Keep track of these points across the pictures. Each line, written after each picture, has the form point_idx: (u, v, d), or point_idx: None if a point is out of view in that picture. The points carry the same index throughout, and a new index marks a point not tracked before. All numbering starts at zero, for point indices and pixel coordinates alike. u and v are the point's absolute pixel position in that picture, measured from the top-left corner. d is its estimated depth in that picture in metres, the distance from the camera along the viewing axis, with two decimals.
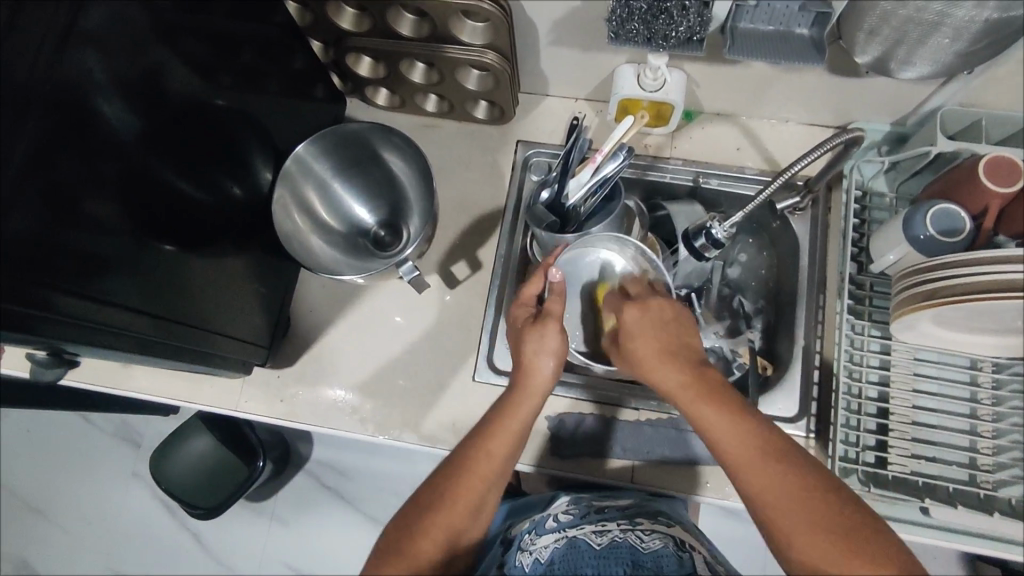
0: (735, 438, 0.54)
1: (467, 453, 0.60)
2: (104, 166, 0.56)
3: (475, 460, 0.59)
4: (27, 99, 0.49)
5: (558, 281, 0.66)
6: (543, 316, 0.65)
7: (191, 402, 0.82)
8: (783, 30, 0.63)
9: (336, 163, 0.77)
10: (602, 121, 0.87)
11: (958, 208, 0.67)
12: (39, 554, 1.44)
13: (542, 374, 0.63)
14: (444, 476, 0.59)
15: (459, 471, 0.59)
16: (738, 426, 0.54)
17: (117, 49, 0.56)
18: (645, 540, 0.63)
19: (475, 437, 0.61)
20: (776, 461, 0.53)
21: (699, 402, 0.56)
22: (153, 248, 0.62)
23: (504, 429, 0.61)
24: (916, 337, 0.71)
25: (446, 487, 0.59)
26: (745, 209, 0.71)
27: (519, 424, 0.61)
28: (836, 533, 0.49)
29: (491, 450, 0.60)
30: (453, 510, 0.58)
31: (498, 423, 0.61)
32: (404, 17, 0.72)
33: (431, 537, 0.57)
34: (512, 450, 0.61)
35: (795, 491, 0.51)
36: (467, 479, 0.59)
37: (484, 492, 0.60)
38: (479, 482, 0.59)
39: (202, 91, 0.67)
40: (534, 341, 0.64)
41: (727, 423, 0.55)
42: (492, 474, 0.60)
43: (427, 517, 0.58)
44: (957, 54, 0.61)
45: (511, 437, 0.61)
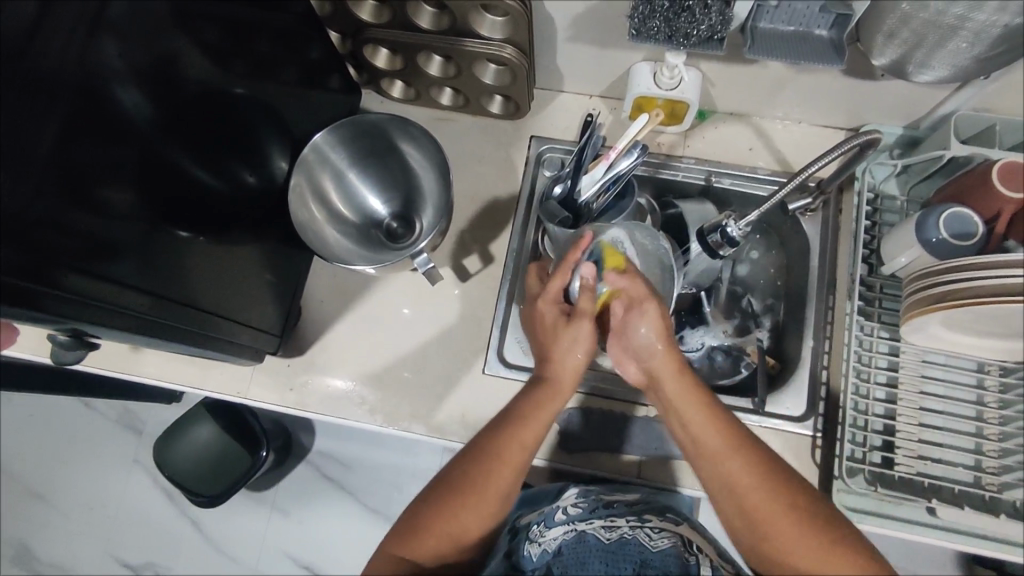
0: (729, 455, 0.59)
1: (498, 442, 0.63)
2: (121, 150, 0.56)
3: (505, 448, 0.62)
4: (43, 84, 0.49)
5: (592, 279, 0.63)
6: (574, 313, 0.64)
7: (200, 388, 0.82)
8: (802, 30, 0.64)
9: (353, 154, 0.77)
10: (616, 118, 0.87)
11: (970, 212, 0.68)
12: (38, 539, 1.44)
13: (570, 367, 0.65)
14: (472, 463, 0.62)
15: (490, 459, 0.62)
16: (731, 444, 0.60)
17: (142, 35, 0.56)
18: (653, 537, 0.64)
19: (507, 425, 0.63)
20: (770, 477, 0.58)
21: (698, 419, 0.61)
22: (169, 233, 0.62)
23: (536, 419, 0.64)
24: (925, 340, 0.72)
25: (473, 473, 0.62)
26: (761, 207, 0.71)
27: (546, 417, 0.64)
28: (803, 525, 0.56)
29: (523, 439, 0.63)
30: (484, 496, 0.62)
31: (527, 414, 0.63)
32: (424, 9, 0.72)
33: (462, 519, 0.61)
34: (541, 439, 0.64)
35: (770, 489, 0.58)
36: (498, 468, 0.62)
37: (514, 479, 0.63)
38: (510, 470, 0.62)
39: (221, 78, 0.67)
40: (565, 339, 0.64)
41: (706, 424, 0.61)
42: (521, 462, 0.63)
43: (455, 503, 0.61)
44: (975, 59, 0.61)
45: (539, 425, 0.64)
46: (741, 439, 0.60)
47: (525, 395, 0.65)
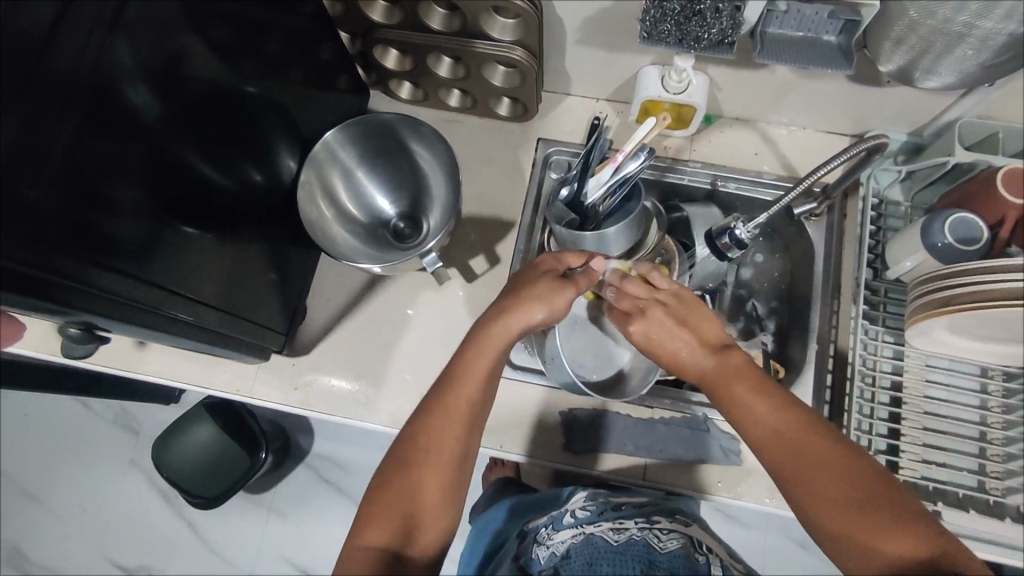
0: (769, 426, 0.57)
1: (443, 395, 0.60)
2: (131, 146, 0.56)
3: (447, 403, 0.59)
4: (54, 83, 0.49)
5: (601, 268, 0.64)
6: (566, 281, 0.63)
7: (204, 387, 0.82)
8: (811, 36, 0.65)
9: (363, 153, 0.78)
10: (623, 121, 0.88)
11: (975, 217, 0.69)
12: (31, 541, 1.42)
13: (530, 318, 0.61)
14: (420, 426, 0.59)
15: (438, 414, 0.59)
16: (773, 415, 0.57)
17: (155, 32, 0.56)
18: (662, 539, 0.63)
19: (451, 377, 0.60)
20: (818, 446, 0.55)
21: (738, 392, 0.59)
22: (179, 230, 0.62)
23: (480, 368, 0.61)
24: (930, 344, 0.72)
25: (422, 436, 0.59)
26: (769, 210, 0.72)
27: (487, 362, 0.61)
28: (848, 491, 0.52)
29: (469, 389, 0.60)
30: (439, 455, 0.58)
31: (467, 365, 0.61)
32: (435, 11, 0.73)
33: (423, 489, 0.57)
34: (489, 386, 0.61)
35: (816, 457, 0.54)
36: (448, 421, 0.59)
37: (467, 433, 0.60)
38: (461, 421, 0.59)
39: (231, 77, 0.67)
40: (538, 292, 0.62)
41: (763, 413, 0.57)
42: (468, 411, 0.60)
43: (411, 470, 0.58)
44: (981, 66, 0.62)
45: (489, 372, 0.61)
46: (808, 429, 0.56)
47: (469, 344, 0.62)
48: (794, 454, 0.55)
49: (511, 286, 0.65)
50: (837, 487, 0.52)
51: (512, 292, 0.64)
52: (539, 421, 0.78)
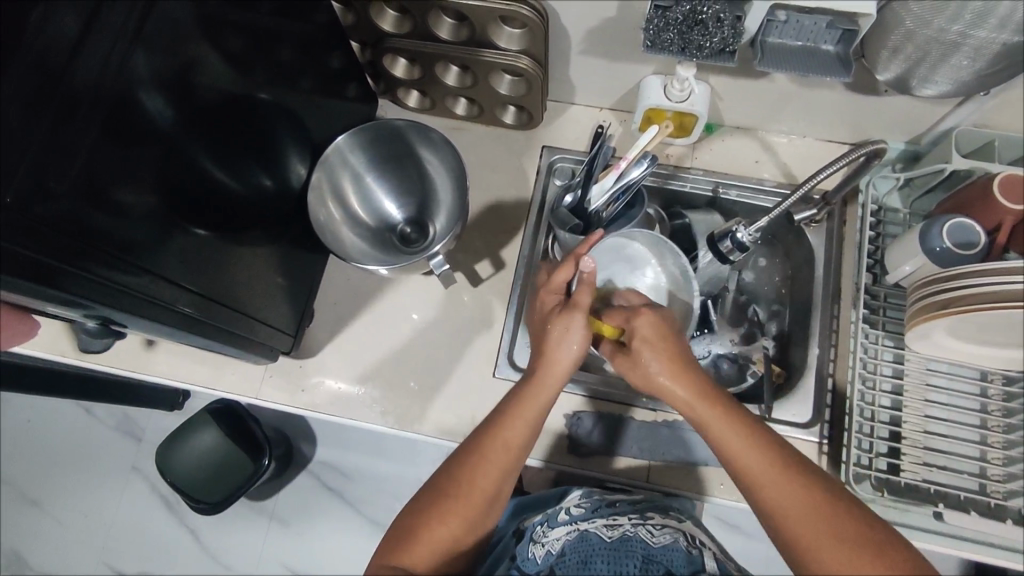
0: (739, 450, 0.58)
1: (482, 439, 0.64)
2: (150, 150, 0.58)
3: (490, 445, 0.63)
4: (79, 91, 0.51)
5: (591, 272, 0.67)
6: (571, 305, 0.66)
7: (212, 388, 0.82)
8: (810, 45, 0.66)
9: (374, 158, 0.80)
10: (626, 130, 0.89)
11: (972, 222, 0.70)
12: (33, 547, 1.42)
13: (560, 363, 0.66)
14: (460, 461, 0.63)
15: (475, 456, 0.63)
16: (744, 440, 0.59)
17: (171, 41, 0.58)
18: (655, 534, 0.65)
19: (493, 424, 0.64)
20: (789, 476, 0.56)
21: (711, 417, 0.60)
22: (193, 232, 0.64)
23: (522, 418, 0.64)
24: (929, 348, 0.73)
25: (463, 471, 0.63)
26: (770, 215, 0.73)
27: (533, 413, 0.65)
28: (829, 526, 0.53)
29: (509, 438, 0.64)
30: (472, 496, 0.62)
31: (513, 411, 0.64)
32: (443, 21, 0.75)
33: (449, 524, 0.61)
34: (528, 437, 0.65)
35: (791, 490, 0.56)
36: (484, 464, 0.63)
37: (500, 479, 0.64)
38: (496, 466, 0.63)
39: (244, 85, 0.69)
40: (557, 329, 0.66)
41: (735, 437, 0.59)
42: (510, 458, 0.64)
43: (445, 502, 0.62)
44: (976, 75, 0.64)
45: (527, 422, 0.64)
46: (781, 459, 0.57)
47: (514, 392, 0.66)
48: (773, 485, 0.56)
49: (540, 317, 0.70)
50: (806, 514, 0.54)
51: (542, 322, 0.69)
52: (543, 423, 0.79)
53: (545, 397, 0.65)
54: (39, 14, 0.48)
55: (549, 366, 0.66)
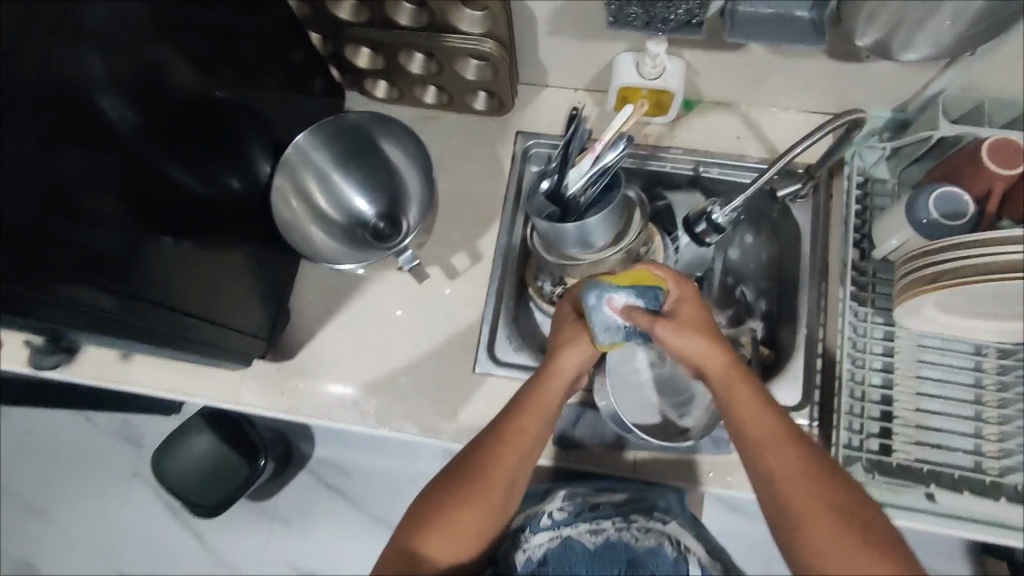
0: (756, 421, 0.57)
1: (497, 433, 0.62)
2: (103, 157, 0.55)
3: (505, 438, 0.61)
4: (18, 92, 0.48)
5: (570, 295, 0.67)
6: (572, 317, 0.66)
7: (191, 395, 0.81)
8: (782, 13, 0.63)
9: (338, 155, 0.78)
10: (602, 111, 0.86)
11: (961, 191, 0.67)
12: (40, 555, 1.43)
13: (577, 360, 0.64)
14: (473, 453, 0.62)
15: (493, 448, 0.61)
16: (760, 413, 0.57)
17: (121, 42, 0.55)
18: (641, 538, 0.70)
19: (506, 419, 0.62)
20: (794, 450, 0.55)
21: (734, 387, 0.58)
22: (157, 242, 0.61)
23: (536, 411, 0.63)
24: (920, 324, 0.70)
25: (478, 464, 0.61)
26: (744, 193, 0.70)
27: (548, 406, 0.63)
28: (825, 504, 0.53)
29: (525, 429, 0.62)
30: (490, 487, 0.60)
31: (528, 405, 0.63)
32: (403, 7, 0.73)
33: (468, 516, 0.60)
34: (543, 428, 0.63)
35: (797, 464, 0.55)
36: (502, 456, 0.61)
37: (515, 473, 0.62)
38: (513, 457, 0.61)
39: (204, 84, 0.66)
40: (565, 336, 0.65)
41: (759, 421, 0.57)
42: (525, 452, 0.62)
43: (459, 494, 0.60)
44: (960, 36, 0.60)
45: (545, 416, 0.63)
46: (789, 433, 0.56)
47: (529, 385, 0.64)
48: (780, 459, 0.55)
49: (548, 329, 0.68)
50: (811, 501, 0.53)
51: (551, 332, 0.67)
52: None
53: (559, 390, 0.64)
54: None
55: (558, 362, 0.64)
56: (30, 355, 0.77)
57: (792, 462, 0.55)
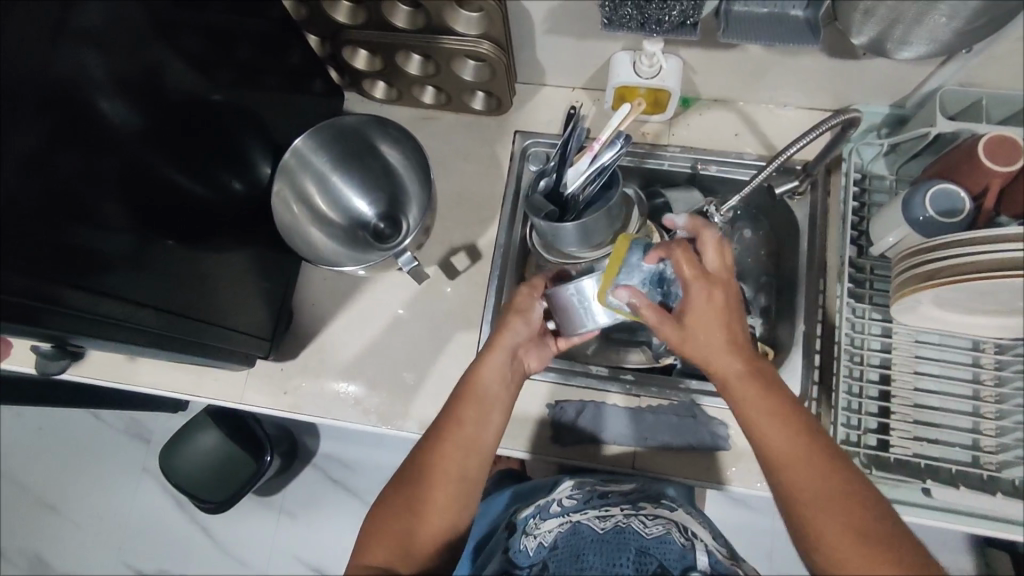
0: (784, 435, 0.56)
1: (441, 424, 0.64)
2: (104, 163, 0.56)
3: (448, 430, 0.63)
4: (21, 95, 0.49)
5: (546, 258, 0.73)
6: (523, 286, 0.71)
7: (196, 394, 0.83)
8: (777, 12, 0.65)
9: (336, 156, 0.78)
10: (600, 109, 0.87)
11: (957, 187, 0.67)
12: (53, 550, 1.45)
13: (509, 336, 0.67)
14: (422, 448, 0.64)
15: (437, 443, 0.63)
16: (786, 425, 0.56)
17: (121, 45, 0.56)
18: (647, 525, 0.64)
19: (446, 410, 0.64)
20: (814, 462, 0.55)
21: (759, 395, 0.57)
22: (158, 244, 0.62)
23: (472, 396, 0.64)
24: (917, 320, 0.71)
25: (426, 459, 0.62)
26: (741, 192, 0.70)
27: (482, 390, 0.65)
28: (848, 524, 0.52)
29: (463, 420, 0.63)
30: (439, 480, 0.61)
31: (464, 391, 0.65)
32: (398, 9, 0.73)
33: (424, 511, 0.61)
34: (483, 417, 0.64)
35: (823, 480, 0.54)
36: (445, 448, 0.62)
37: (463, 463, 0.63)
38: (458, 448, 0.63)
39: (204, 87, 0.67)
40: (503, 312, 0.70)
41: (773, 420, 0.57)
42: (468, 442, 0.63)
43: (412, 490, 0.61)
44: (955, 33, 0.60)
45: (483, 403, 0.65)
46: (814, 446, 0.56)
47: (464, 376, 0.66)
48: (803, 471, 0.55)
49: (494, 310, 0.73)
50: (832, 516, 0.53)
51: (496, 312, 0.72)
52: (527, 415, 0.78)
53: (490, 375, 0.65)
54: None
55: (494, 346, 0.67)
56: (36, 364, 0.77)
57: (813, 477, 0.54)
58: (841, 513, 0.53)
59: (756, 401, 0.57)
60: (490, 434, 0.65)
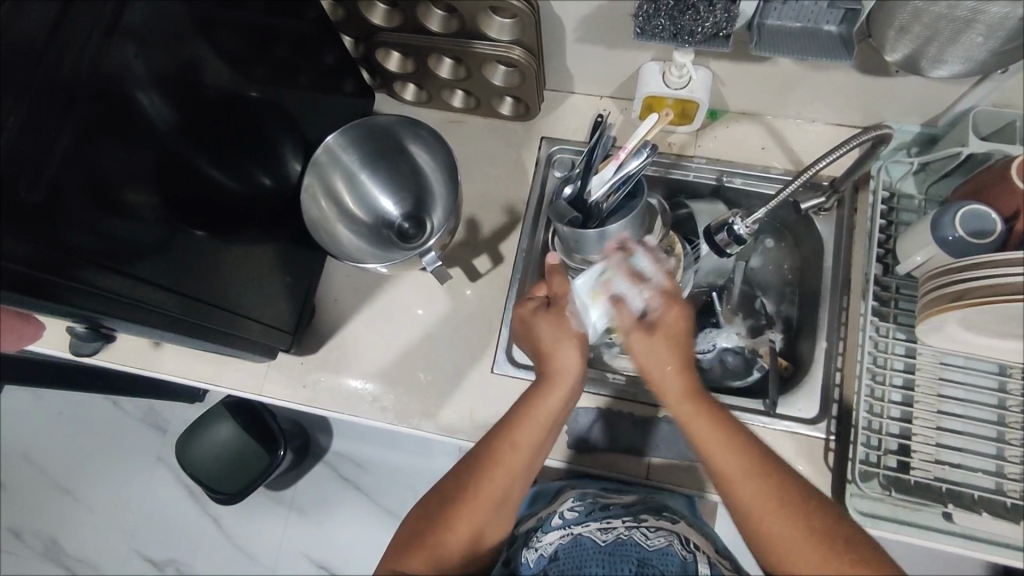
0: (728, 455, 0.57)
1: (490, 445, 0.62)
2: (140, 153, 0.57)
3: (499, 452, 0.61)
4: (70, 84, 0.50)
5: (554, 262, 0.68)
6: (553, 301, 0.67)
7: (216, 384, 0.84)
8: (811, 26, 0.65)
9: (364, 155, 0.79)
10: (626, 118, 0.87)
11: (987, 208, 0.66)
12: (66, 534, 1.47)
13: (561, 360, 0.65)
14: (468, 466, 0.62)
15: (483, 467, 0.61)
16: (731, 446, 0.57)
17: (165, 41, 0.58)
18: (650, 537, 0.63)
19: (499, 430, 0.62)
20: (753, 479, 0.55)
21: (697, 417, 0.60)
22: (188, 235, 0.63)
23: (532, 419, 0.62)
24: (942, 341, 0.70)
25: (470, 477, 0.61)
26: (768, 205, 0.69)
27: (543, 415, 0.62)
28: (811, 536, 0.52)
29: (517, 442, 0.61)
30: (481, 504, 0.60)
31: (523, 414, 0.62)
32: (433, 13, 0.74)
33: (460, 529, 0.60)
34: (539, 442, 0.63)
35: (768, 496, 0.54)
36: (493, 472, 0.61)
37: (510, 485, 0.61)
38: (504, 474, 0.61)
39: (240, 84, 0.68)
40: (549, 330, 0.65)
41: (716, 432, 0.58)
42: (519, 467, 0.61)
43: (451, 509, 0.60)
44: (992, 52, 0.60)
45: (540, 430, 0.62)
46: (758, 464, 0.56)
47: (521, 400, 0.64)
48: (746, 489, 0.55)
49: (521, 327, 0.67)
50: (785, 529, 0.53)
51: (526, 328, 0.67)
52: None
53: (552, 404, 0.63)
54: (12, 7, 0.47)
55: (554, 370, 0.64)
56: (71, 344, 0.83)
57: (756, 493, 0.55)
58: (800, 534, 0.52)
59: (703, 422, 0.59)
60: (540, 456, 0.64)
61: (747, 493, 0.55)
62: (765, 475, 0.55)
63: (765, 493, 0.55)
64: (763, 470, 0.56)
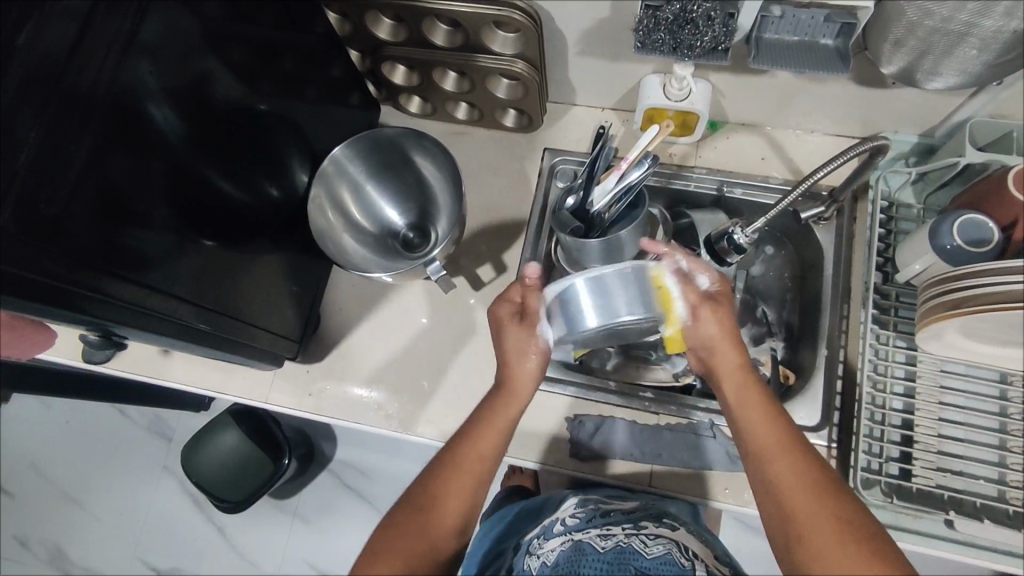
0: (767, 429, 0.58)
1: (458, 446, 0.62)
2: (151, 164, 0.59)
3: (468, 452, 0.62)
4: (86, 99, 0.52)
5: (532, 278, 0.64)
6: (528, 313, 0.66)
7: (223, 392, 0.85)
8: (808, 40, 0.66)
9: (371, 166, 0.81)
10: (628, 129, 0.89)
11: (985, 217, 0.67)
12: (72, 543, 1.48)
13: (525, 368, 0.65)
14: (440, 468, 0.61)
15: (454, 466, 0.61)
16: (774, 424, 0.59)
17: (177, 55, 0.59)
18: (649, 544, 0.63)
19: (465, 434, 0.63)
20: (793, 455, 0.56)
21: (747, 388, 0.62)
22: (198, 245, 0.65)
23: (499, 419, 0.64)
24: (943, 348, 0.70)
25: (443, 477, 0.60)
26: (767, 214, 0.71)
27: (509, 418, 0.64)
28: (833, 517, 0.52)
29: (485, 443, 0.62)
30: (453, 503, 0.59)
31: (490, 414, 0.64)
32: (438, 28, 0.76)
33: (437, 528, 0.58)
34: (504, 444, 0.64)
35: (798, 473, 0.55)
36: (464, 472, 0.61)
37: (479, 485, 0.62)
38: (473, 472, 0.61)
39: (248, 96, 0.70)
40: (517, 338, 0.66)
41: (760, 415, 0.59)
42: (487, 466, 0.62)
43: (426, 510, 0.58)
44: (986, 65, 0.62)
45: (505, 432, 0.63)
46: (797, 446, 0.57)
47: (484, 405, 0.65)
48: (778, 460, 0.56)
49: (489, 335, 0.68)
50: (811, 505, 0.53)
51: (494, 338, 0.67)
52: (546, 429, 0.79)
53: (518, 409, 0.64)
54: (35, 25, 0.48)
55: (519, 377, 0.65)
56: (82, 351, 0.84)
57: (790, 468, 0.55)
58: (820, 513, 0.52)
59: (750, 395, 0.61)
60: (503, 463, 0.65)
61: (782, 467, 0.56)
62: (798, 453, 0.56)
63: (797, 470, 0.55)
64: (795, 449, 0.57)
